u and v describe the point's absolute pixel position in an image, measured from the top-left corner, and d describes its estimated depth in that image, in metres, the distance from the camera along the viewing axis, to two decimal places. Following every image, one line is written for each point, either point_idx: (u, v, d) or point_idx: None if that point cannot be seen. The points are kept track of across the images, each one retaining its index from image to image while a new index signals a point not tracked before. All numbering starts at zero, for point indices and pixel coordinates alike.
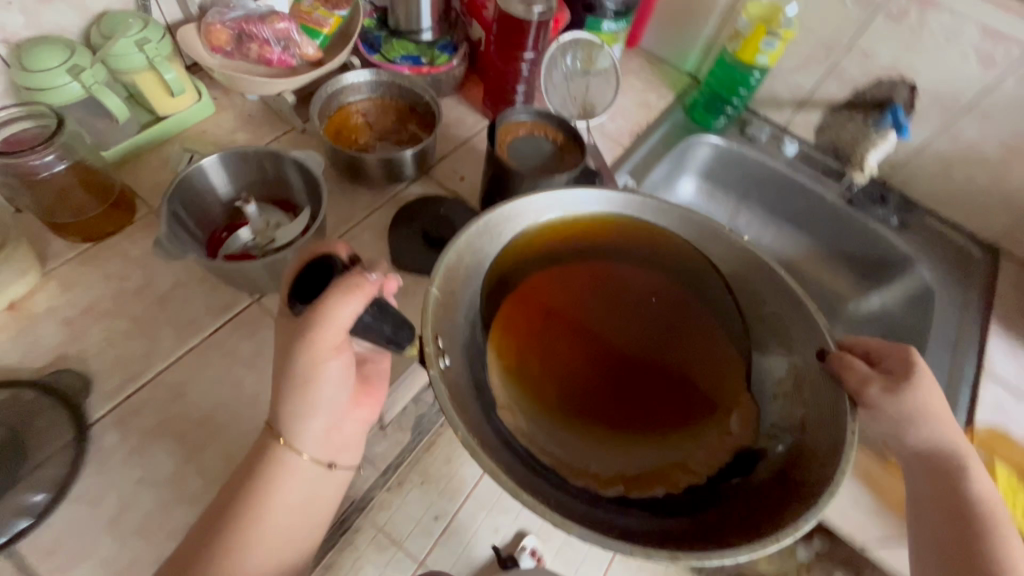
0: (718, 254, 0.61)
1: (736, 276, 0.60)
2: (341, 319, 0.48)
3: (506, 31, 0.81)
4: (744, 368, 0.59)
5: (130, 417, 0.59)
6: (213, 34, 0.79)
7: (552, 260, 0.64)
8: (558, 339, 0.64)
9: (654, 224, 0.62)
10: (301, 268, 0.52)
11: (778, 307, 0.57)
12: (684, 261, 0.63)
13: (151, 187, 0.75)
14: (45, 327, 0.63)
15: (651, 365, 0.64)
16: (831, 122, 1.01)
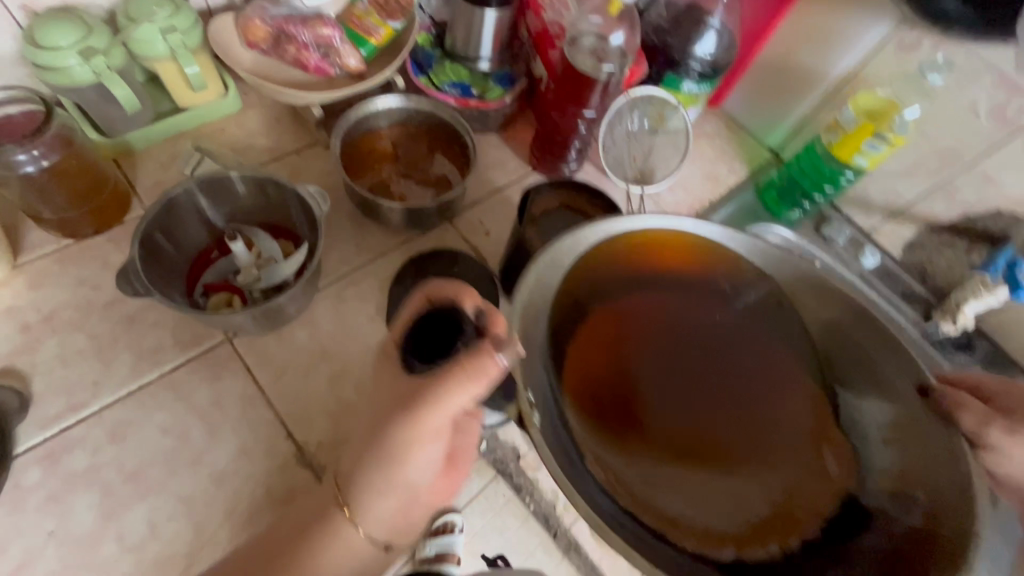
0: (821, 309, 0.54)
1: (827, 314, 0.54)
2: (465, 397, 0.40)
3: (568, 84, 0.70)
4: (837, 415, 0.52)
5: (61, 454, 0.53)
6: (251, 29, 0.72)
7: (628, 281, 0.56)
8: (635, 360, 0.54)
9: (744, 255, 0.57)
10: (418, 313, 0.43)
11: (876, 355, 0.51)
12: (771, 291, 0.56)
13: (153, 186, 0.69)
14: (1, 329, 0.58)
15: (742, 400, 0.54)
16: (927, 241, 0.86)
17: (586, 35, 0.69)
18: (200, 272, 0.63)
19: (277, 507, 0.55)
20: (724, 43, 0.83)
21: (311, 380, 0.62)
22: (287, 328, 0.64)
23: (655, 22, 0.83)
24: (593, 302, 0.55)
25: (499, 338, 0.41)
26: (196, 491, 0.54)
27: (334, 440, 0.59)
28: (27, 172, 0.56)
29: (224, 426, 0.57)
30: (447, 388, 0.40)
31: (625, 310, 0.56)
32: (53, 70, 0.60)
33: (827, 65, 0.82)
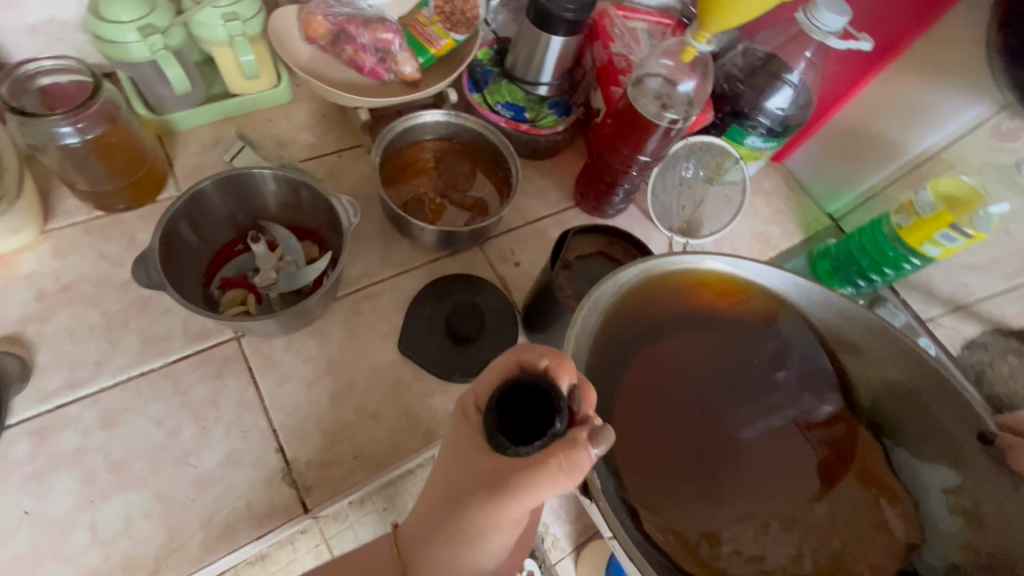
0: (880, 364, 0.51)
1: (882, 364, 0.51)
2: (544, 494, 0.34)
3: (625, 125, 0.66)
4: (896, 472, 0.49)
5: (52, 431, 0.53)
6: (311, 24, 0.70)
7: (672, 319, 0.52)
8: (682, 403, 0.51)
9: (790, 295, 0.53)
10: (504, 379, 0.37)
11: (939, 408, 0.47)
12: (823, 336, 0.53)
13: (191, 168, 0.69)
14: (18, 293, 0.58)
15: (800, 452, 0.51)
16: (990, 342, 0.80)
17: (652, 77, 0.65)
18: (222, 265, 0.63)
19: (254, 523, 0.53)
20: (800, 101, 0.77)
21: (311, 393, 0.60)
22: (297, 334, 0.62)
23: (728, 69, 0.79)
24: (637, 344, 0.51)
25: (597, 427, 0.34)
26: (176, 493, 0.53)
27: (324, 461, 0.57)
28: (68, 144, 0.56)
29: (216, 428, 0.56)
30: (529, 481, 0.33)
31: (676, 350, 0.53)
32: (111, 44, 0.60)
33: (908, 140, 0.75)
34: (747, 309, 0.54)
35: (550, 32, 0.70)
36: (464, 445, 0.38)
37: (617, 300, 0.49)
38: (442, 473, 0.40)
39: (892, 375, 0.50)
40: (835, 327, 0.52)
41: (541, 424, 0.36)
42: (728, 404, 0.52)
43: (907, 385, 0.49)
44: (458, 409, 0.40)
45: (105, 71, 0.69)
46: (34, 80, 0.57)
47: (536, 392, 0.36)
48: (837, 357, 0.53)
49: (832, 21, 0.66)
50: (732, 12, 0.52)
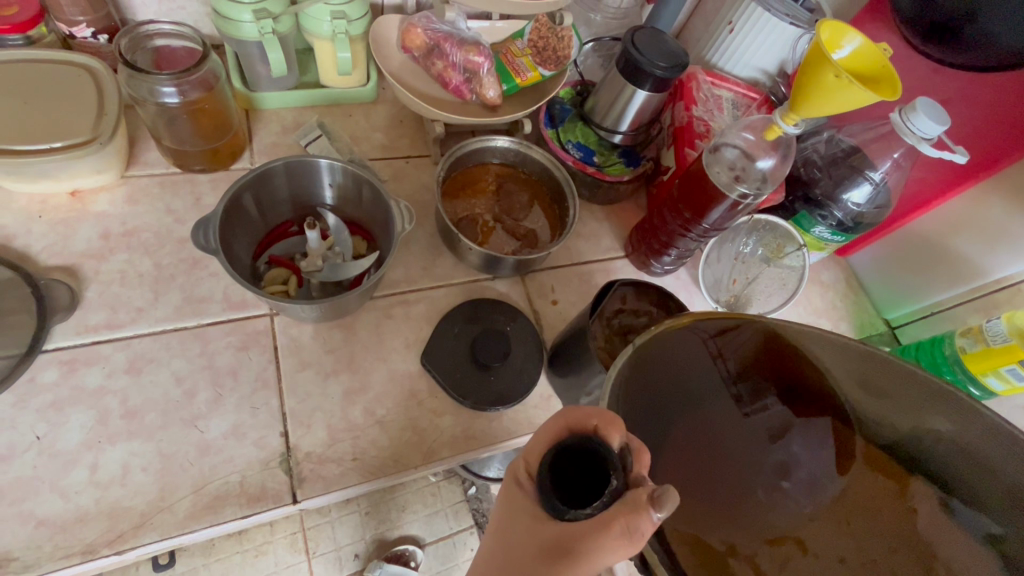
0: (918, 413, 0.42)
1: (917, 408, 0.42)
2: (604, 559, 0.33)
3: (693, 189, 0.65)
4: (958, 535, 0.39)
5: (81, 365, 0.55)
6: (409, 35, 0.73)
7: (692, 372, 0.44)
8: (720, 457, 0.43)
9: (819, 346, 0.45)
10: (553, 443, 0.37)
11: (990, 452, 0.39)
12: (845, 380, 0.45)
13: (268, 146, 0.72)
14: (85, 228, 0.61)
15: (843, 530, 0.41)
16: None
17: (730, 147, 0.64)
18: (274, 242, 0.65)
19: (242, 501, 0.53)
20: (879, 201, 0.74)
21: (327, 385, 0.60)
22: (327, 324, 0.63)
23: (808, 153, 0.78)
24: (668, 409, 0.43)
25: (656, 490, 0.32)
26: (177, 452, 0.53)
27: (323, 455, 0.57)
28: (166, 102, 0.59)
29: (230, 398, 0.57)
30: (595, 547, 0.33)
31: (698, 403, 0.44)
32: (228, 20, 0.64)
33: (987, 264, 0.72)
34: (756, 349, 0.45)
35: (637, 85, 0.71)
36: (522, 517, 0.38)
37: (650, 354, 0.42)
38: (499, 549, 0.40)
39: (932, 425, 0.41)
40: (855, 369, 0.44)
41: (600, 484, 0.36)
42: (750, 452, 0.44)
43: (956, 434, 0.40)
44: (511, 476, 0.40)
45: (215, 43, 0.74)
46: (150, 39, 0.61)
47: (588, 454, 0.36)
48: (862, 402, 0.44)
49: (929, 128, 0.64)
50: (824, 102, 0.51)
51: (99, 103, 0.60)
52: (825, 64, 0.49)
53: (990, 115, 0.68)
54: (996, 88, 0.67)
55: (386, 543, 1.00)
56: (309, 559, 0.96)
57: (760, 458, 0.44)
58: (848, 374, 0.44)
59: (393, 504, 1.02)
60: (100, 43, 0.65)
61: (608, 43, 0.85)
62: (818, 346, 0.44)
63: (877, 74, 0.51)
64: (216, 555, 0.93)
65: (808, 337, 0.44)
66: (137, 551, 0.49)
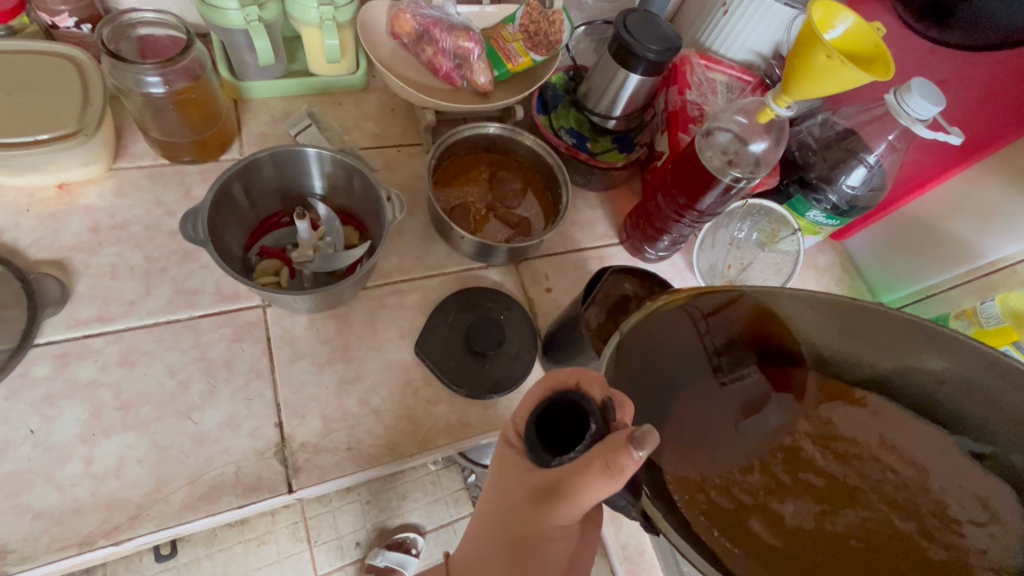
0: (909, 355, 0.43)
1: (904, 349, 0.43)
2: (589, 499, 0.35)
3: (686, 173, 0.64)
4: (954, 462, 0.42)
5: (74, 358, 0.54)
6: (398, 21, 0.72)
7: (680, 347, 0.44)
8: (726, 428, 0.44)
9: (803, 309, 0.45)
10: (536, 403, 0.40)
11: (983, 380, 0.40)
12: (828, 334, 0.45)
13: (258, 136, 0.72)
14: (75, 222, 0.60)
15: (847, 478, 0.43)
16: None
17: (723, 131, 0.64)
18: (266, 233, 0.65)
19: (238, 491, 0.53)
20: (874, 183, 0.74)
21: (321, 375, 0.60)
22: (320, 315, 0.63)
23: (803, 137, 0.77)
24: (662, 393, 0.43)
25: (635, 432, 0.33)
26: (172, 444, 0.53)
27: (318, 445, 0.57)
28: (152, 93, 0.59)
29: (224, 389, 0.57)
30: (581, 485, 0.35)
31: (698, 381, 0.44)
32: (213, 8, 0.63)
33: (982, 246, 0.72)
34: (741, 320, 0.45)
35: (629, 69, 0.70)
36: (514, 469, 0.42)
37: (642, 340, 0.42)
38: (499, 499, 0.44)
39: (920, 364, 0.43)
40: (842, 323, 0.44)
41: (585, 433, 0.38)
42: (751, 422, 0.45)
43: (949, 369, 0.41)
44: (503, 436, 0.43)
45: (201, 32, 0.73)
46: (134, 28, 0.60)
47: (573, 409, 0.38)
48: (854, 354, 0.45)
49: (924, 109, 0.63)
50: (817, 84, 0.51)
51: (83, 94, 0.59)
52: (817, 44, 0.49)
53: (986, 96, 0.67)
54: (993, 68, 0.66)
55: (387, 531, 1.01)
56: (311, 547, 0.97)
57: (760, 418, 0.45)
58: (830, 328, 0.45)
59: (394, 493, 1.03)
60: (84, 33, 0.64)
61: (601, 26, 0.83)
62: (794, 304, 0.45)
63: (869, 53, 0.50)
64: (219, 544, 0.94)
65: (781, 296, 0.44)
66: (134, 541, 0.50)
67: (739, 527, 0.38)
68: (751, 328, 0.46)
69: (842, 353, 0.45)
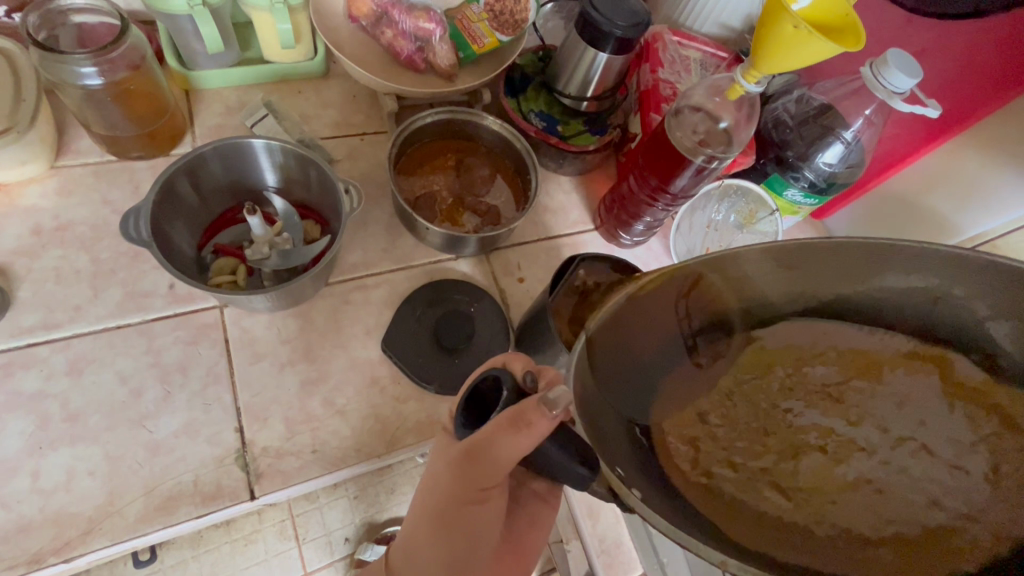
0: (901, 275, 0.35)
1: (882, 271, 0.36)
2: (507, 456, 0.39)
3: (657, 154, 0.62)
4: (967, 373, 0.35)
5: (17, 369, 0.52)
6: (356, 3, 0.69)
7: (649, 339, 0.38)
8: (717, 402, 0.39)
9: (767, 260, 0.37)
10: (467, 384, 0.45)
11: (986, 285, 0.33)
12: (805, 278, 0.38)
13: (213, 129, 0.68)
14: (16, 224, 0.57)
15: (849, 429, 0.37)
16: None
17: (695, 109, 0.61)
18: (221, 230, 0.62)
19: (197, 501, 0.51)
20: (852, 160, 0.72)
21: (283, 377, 0.58)
22: (281, 313, 0.60)
23: (779, 114, 0.75)
24: (643, 385, 0.38)
25: (551, 392, 0.38)
26: (125, 455, 0.51)
27: (281, 449, 0.55)
28: (88, 85, 0.55)
29: (180, 395, 0.54)
30: (500, 442, 0.38)
31: (679, 360, 0.39)
32: None
33: (962, 222, 0.70)
34: (699, 296, 0.39)
35: (598, 48, 0.67)
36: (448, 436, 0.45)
37: (604, 342, 0.37)
38: (429, 470, 0.46)
39: (907, 285, 0.35)
40: (815, 262, 0.37)
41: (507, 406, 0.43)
42: (736, 394, 0.40)
43: (946, 282, 0.34)
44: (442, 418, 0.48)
45: (145, 18, 0.69)
46: (66, 16, 0.56)
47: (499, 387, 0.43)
48: (836, 292, 0.38)
49: (900, 82, 0.61)
50: (787, 57, 0.48)
51: (15, 88, 0.56)
52: (784, 14, 0.46)
53: (963, 66, 0.65)
54: (971, 35, 0.64)
55: (375, 526, 0.99)
56: (298, 545, 0.96)
57: (763, 381, 0.39)
58: (800, 279, 0.38)
59: (381, 487, 1.01)
60: (15, 23, 0.61)
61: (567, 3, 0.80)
62: (754, 261, 0.37)
63: (840, 24, 0.48)
64: (203, 546, 0.93)
65: (735, 257, 0.37)
66: (87, 557, 0.48)
67: (751, 497, 0.35)
68: (714, 294, 0.39)
69: (820, 293, 0.38)
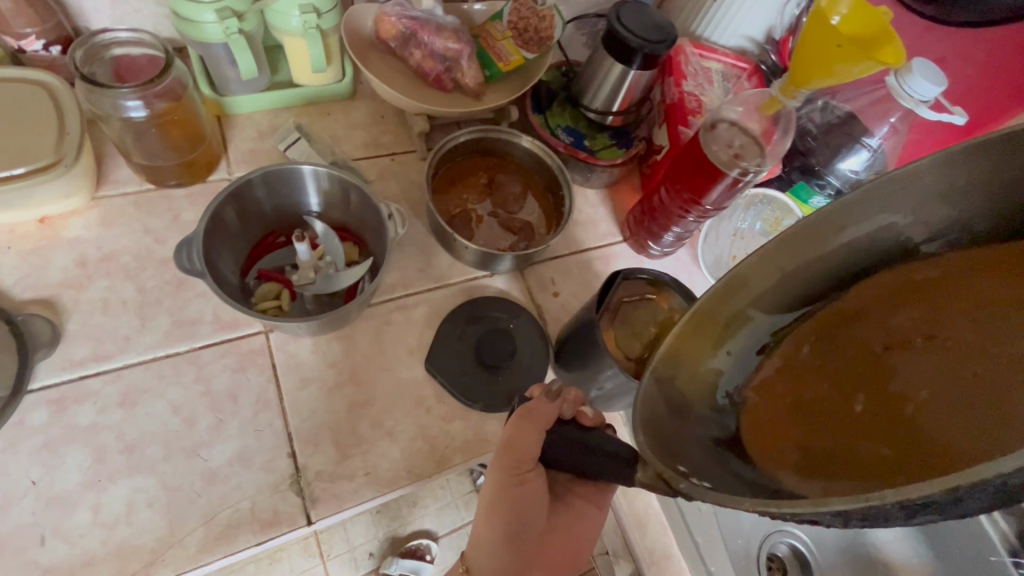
0: (912, 199, 0.33)
1: (875, 215, 0.35)
2: (527, 443, 0.47)
3: (690, 168, 0.63)
4: None
5: (71, 402, 0.52)
6: (384, 25, 0.70)
7: (694, 374, 0.38)
8: (809, 381, 0.36)
9: (777, 257, 0.38)
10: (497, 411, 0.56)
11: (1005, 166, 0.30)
12: (831, 244, 0.37)
13: (246, 153, 0.69)
14: (60, 256, 0.57)
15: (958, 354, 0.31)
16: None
17: (727, 124, 0.63)
18: (263, 255, 0.62)
19: (256, 528, 0.51)
20: (875, 167, 0.73)
21: (331, 400, 0.58)
22: (325, 337, 0.61)
23: (803, 123, 0.76)
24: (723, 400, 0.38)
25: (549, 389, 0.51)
26: (183, 485, 0.51)
27: (334, 473, 0.55)
28: (132, 117, 0.56)
29: (232, 423, 0.55)
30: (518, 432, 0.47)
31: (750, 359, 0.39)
32: (189, 23, 0.60)
33: None
34: (732, 307, 0.39)
35: (625, 64, 0.68)
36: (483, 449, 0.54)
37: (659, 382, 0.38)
38: None
39: (907, 222, 0.34)
40: (823, 232, 0.36)
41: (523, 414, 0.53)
42: (822, 365, 0.36)
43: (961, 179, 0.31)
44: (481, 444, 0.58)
45: (178, 46, 0.69)
46: (108, 49, 0.57)
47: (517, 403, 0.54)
48: (870, 241, 0.36)
49: (925, 90, 0.62)
50: (829, 74, 0.50)
51: (59, 122, 0.56)
52: (829, 33, 0.48)
53: (986, 72, 0.68)
54: (994, 43, 0.66)
55: (399, 539, 0.99)
56: (323, 561, 0.96)
57: (848, 352, 0.35)
58: (807, 261, 0.37)
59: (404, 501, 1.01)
60: (54, 55, 0.61)
61: (594, 19, 0.81)
62: (753, 264, 0.38)
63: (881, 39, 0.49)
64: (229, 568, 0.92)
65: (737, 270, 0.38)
66: None
67: (847, 456, 0.31)
68: (753, 301, 0.39)
69: (843, 262, 0.37)
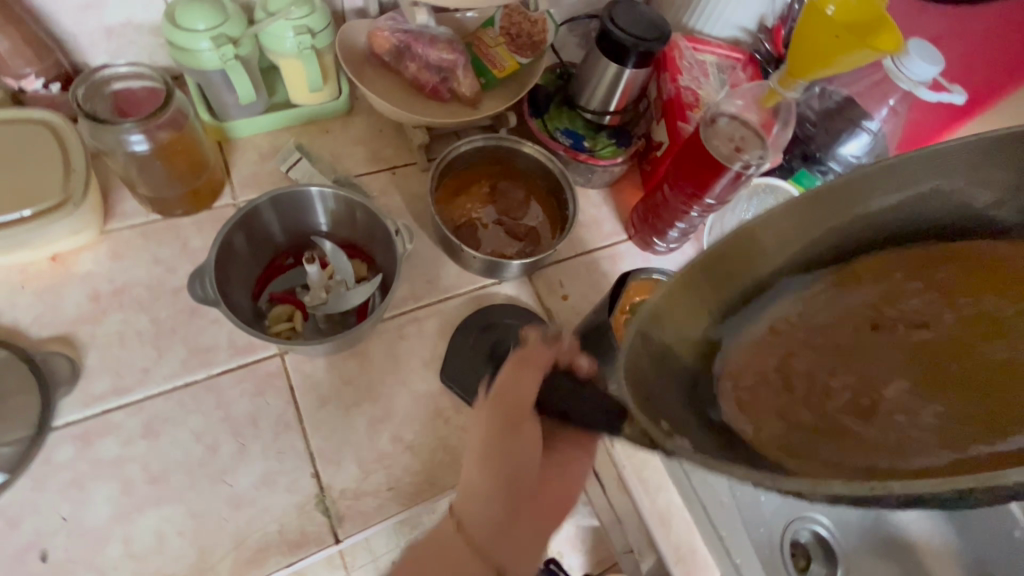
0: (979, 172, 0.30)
1: (928, 175, 0.31)
2: (528, 385, 0.44)
3: (692, 163, 0.63)
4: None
5: (95, 437, 0.52)
6: (378, 40, 0.71)
7: (690, 317, 0.34)
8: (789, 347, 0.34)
9: (817, 204, 0.33)
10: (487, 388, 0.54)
11: None
12: (875, 202, 0.32)
13: (249, 177, 0.69)
14: (74, 292, 0.58)
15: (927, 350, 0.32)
16: None
17: (727, 117, 0.63)
18: (272, 278, 0.62)
19: (285, 550, 0.52)
20: (876, 150, 0.73)
21: (351, 418, 0.59)
22: (340, 355, 0.61)
23: (801, 112, 0.75)
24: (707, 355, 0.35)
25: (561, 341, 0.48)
26: (211, 511, 0.52)
27: (358, 490, 0.56)
28: (136, 150, 0.57)
29: (255, 447, 0.55)
30: (514, 379, 0.45)
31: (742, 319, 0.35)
32: (184, 51, 0.60)
33: None
34: (749, 255, 0.34)
35: (620, 63, 0.68)
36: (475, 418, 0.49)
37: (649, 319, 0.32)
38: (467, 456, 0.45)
39: (954, 194, 0.31)
40: (879, 188, 0.32)
41: None
42: (807, 331, 0.34)
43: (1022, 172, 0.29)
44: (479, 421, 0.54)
45: (174, 74, 0.69)
46: (108, 84, 0.57)
47: None
48: (908, 205, 0.32)
49: (922, 70, 0.63)
50: (829, 64, 0.50)
51: (64, 160, 0.57)
52: (824, 24, 0.47)
53: (979, 46, 0.67)
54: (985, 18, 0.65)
55: None
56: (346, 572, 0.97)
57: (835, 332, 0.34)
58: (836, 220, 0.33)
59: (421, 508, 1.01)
60: (54, 93, 0.61)
61: (584, 22, 0.81)
62: (792, 212, 0.33)
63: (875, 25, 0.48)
64: None
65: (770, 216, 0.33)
66: None
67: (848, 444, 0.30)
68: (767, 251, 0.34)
69: (863, 226, 0.33)
